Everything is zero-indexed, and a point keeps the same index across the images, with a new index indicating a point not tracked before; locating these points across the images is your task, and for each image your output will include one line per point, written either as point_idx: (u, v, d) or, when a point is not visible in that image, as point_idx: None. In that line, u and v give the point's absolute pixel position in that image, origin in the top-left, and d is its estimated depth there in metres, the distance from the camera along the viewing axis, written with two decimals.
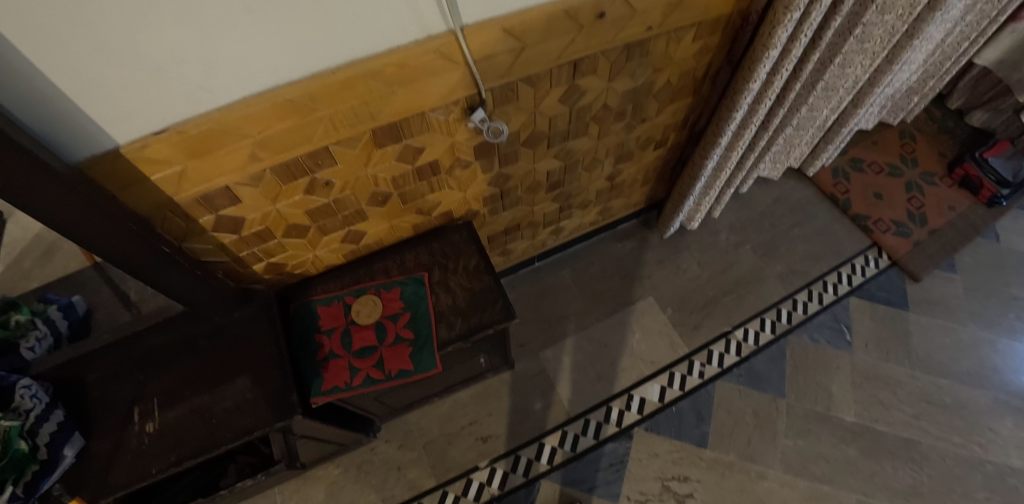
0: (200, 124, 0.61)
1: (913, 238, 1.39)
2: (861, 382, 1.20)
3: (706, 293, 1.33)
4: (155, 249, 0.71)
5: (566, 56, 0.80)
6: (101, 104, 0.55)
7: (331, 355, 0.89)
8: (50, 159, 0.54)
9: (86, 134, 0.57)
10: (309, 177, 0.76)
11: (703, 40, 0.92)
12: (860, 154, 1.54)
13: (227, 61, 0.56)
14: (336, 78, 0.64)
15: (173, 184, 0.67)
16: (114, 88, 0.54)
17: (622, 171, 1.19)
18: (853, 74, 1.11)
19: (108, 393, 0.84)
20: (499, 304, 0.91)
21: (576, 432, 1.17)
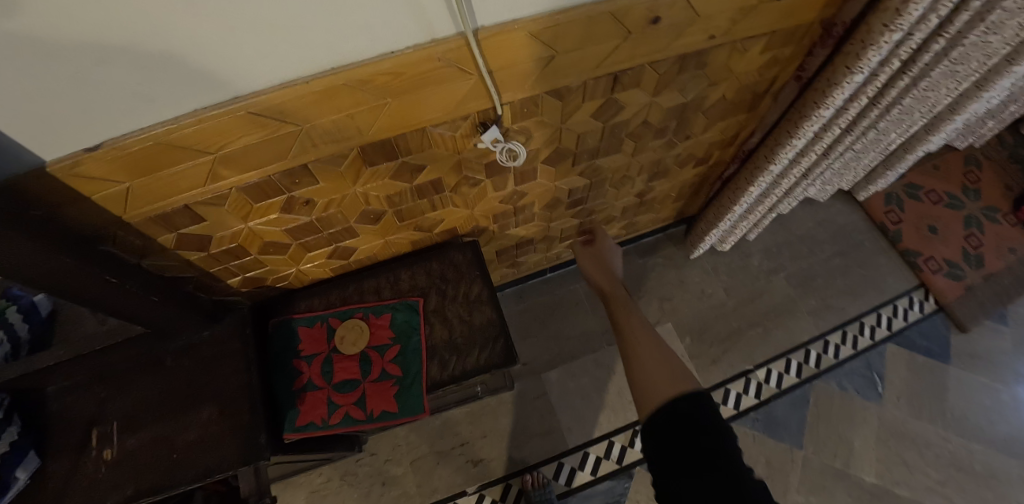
0: (145, 139, 0.49)
1: (965, 281, 1.25)
2: (888, 439, 1.10)
3: (730, 323, 1.22)
4: (103, 276, 0.59)
5: (606, 66, 0.65)
6: (11, 117, 0.42)
7: (308, 385, 0.80)
8: None
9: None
10: (285, 195, 0.64)
11: (773, 52, 0.76)
12: (918, 179, 1.38)
13: (170, 65, 0.43)
14: (314, 89, 0.50)
15: (119, 202, 0.56)
16: (25, 98, 0.41)
17: (654, 188, 1.04)
18: (937, 99, 0.94)
19: (67, 409, 0.76)
20: (500, 344, 0.81)
21: (573, 465, 1.10)
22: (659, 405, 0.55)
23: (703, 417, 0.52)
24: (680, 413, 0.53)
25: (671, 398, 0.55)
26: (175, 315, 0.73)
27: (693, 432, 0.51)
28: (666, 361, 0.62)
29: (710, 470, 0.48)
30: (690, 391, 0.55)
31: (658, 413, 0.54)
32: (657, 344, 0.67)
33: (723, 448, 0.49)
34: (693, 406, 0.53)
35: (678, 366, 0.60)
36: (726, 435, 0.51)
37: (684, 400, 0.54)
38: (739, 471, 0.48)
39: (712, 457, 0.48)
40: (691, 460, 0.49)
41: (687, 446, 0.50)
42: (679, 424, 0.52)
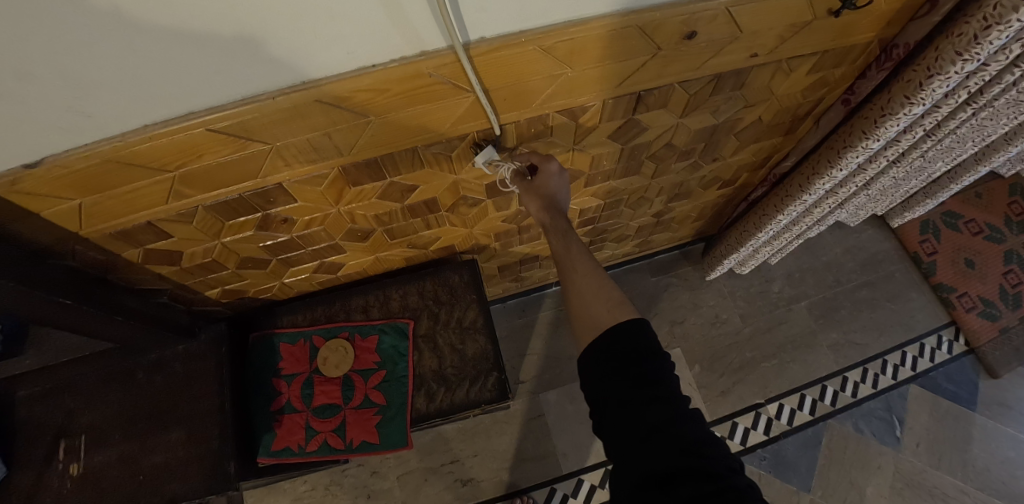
0: (91, 157, 0.42)
1: (1001, 323, 1.16)
2: (902, 488, 1.04)
3: (743, 353, 1.14)
4: (56, 300, 0.53)
5: (629, 85, 0.57)
6: None
7: (287, 407, 0.75)
8: None
9: None
10: (260, 214, 0.58)
11: (821, 73, 0.67)
12: (959, 207, 1.28)
13: (110, 77, 0.36)
14: (281, 106, 0.43)
15: (72, 219, 0.49)
16: None
17: (672, 208, 0.96)
18: (996, 128, 0.84)
19: (36, 416, 0.71)
20: (493, 378, 0.75)
21: (566, 492, 1.05)
22: (598, 338, 0.47)
23: (642, 343, 0.45)
24: (619, 339, 0.46)
25: (610, 330, 0.47)
26: (143, 332, 0.67)
27: (630, 359, 0.45)
28: (604, 296, 0.51)
29: (646, 399, 0.42)
30: (629, 321, 0.47)
31: (595, 343, 0.47)
32: (597, 274, 0.54)
33: (659, 374, 0.44)
34: (631, 333, 0.46)
35: (618, 298, 0.51)
36: (664, 360, 0.45)
37: (623, 329, 0.46)
38: (675, 397, 0.43)
39: (648, 384, 0.43)
40: (627, 388, 0.43)
41: (623, 373, 0.44)
42: (617, 352, 0.45)
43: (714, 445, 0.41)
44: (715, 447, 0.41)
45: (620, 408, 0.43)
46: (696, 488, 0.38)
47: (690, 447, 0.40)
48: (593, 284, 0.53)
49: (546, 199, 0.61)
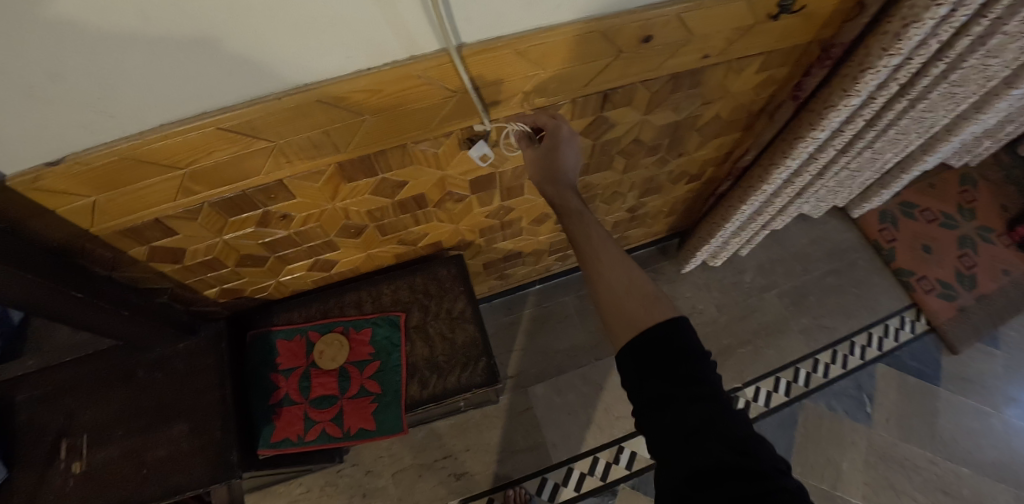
0: (109, 155, 0.47)
1: (958, 303, 1.24)
2: (876, 462, 1.09)
3: (720, 341, 1.20)
4: (65, 293, 0.56)
5: (596, 84, 0.63)
6: None
7: (285, 400, 0.78)
8: None
9: None
10: (260, 210, 0.62)
11: (769, 72, 0.74)
12: (914, 197, 1.37)
13: (132, 81, 0.41)
14: (284, 105, 0.48)
15: (85, 215, 0.53)
16: None
17: (645, 203, 1.03)
18: (934, 119, 0.92)
19: (38, 417, 0.73)
20: (483, 363, 0.79)
21: (556, 481, 1.08)
22: (639, 335, 0.46)
23: (683, 342, 0.45)
24: (659, 340, 0.45)
25: (651, 328, 0.46)
26: (146, 329, 0.70)
27: (672, 359, 0.44)
28: (638, 288, 0.51)
29: (692, 398, 0.42)
30: (667, 318, 0.47)
31: (634, 343, 0.46)
32: (622, 262, 0.54)
33: (703, 373, 0.43)
34: (673, 332, 0.45)
35: (650, 290, 0.50)
36: (706, 360, 0.45)
37: (663, 328, 0.46)
38: (719, 395, 0.43)
39: (693, 383, 0.43)
40: (672, 387, 0.43)
41: (665, 373, 0.44)
42: (659, 353, 0.45)
43: (759, 441, 0.42)
44: (759, 445, 0.42)
45: (665, 408, 0.42)
46: (744, 485, 0.38)
47: (737, 444, 0.41)
48: (623, 273, 0.53)
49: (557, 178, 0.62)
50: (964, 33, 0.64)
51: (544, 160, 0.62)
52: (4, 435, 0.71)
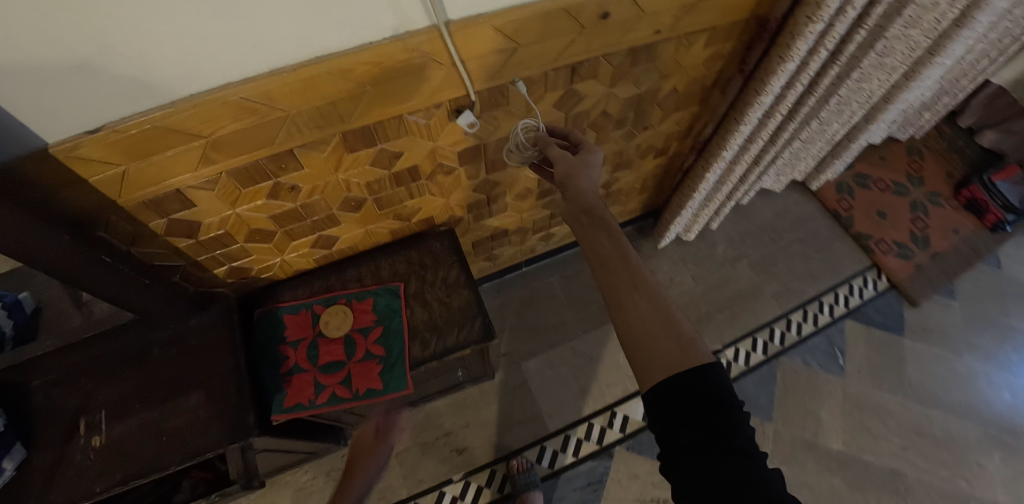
0: (142, 124, 0.53)
1: (914, 261, 1.34)
2: (852, 409, 1.17)
3: (699, 308, 1.28)
4: (94, 259, 0.62)
5: (564, 59, 0.72)
6: (27, 104, 0.47)
7: (295, 368, 0.83)
8: None
9: (11, 134, 0.50)
10: (272, 181, 0.69)
11: (716, 47, 0.84)
12: (867, 169, 1.49)
13: (169, 54, 0.48)
14: (299, 77, 0.56)
15: (115, 186, 0.60)
16: (36, 84, 0.46)
17: (618, 179, 1.12)
18: (869, 89, 1.04)
19: (56, 400, 0.76)
20: (479, 321, 0.86)
21: (554, 448, 1.13)
22: (677, 375, 0.49)
23: (713, 393, 0.48)
24: (690, 386, 0.48)
25: (678, 372, 0.49)
26: (164, 303, 0.76)
27: (699, 409, 0.48)
28: (674, 328, 0.53)
29: (722, 448, 0.45)
30: (701, 363, 0.50)
31: (666, 387, 0.49)
32: (653, 297, 0.56)
33: (733, 424, 0.47)
34: (700, 381, 0.49)
35: (682, 332, 0.53)
36: (733, 410, 0.47)
37: (696, 373, 0.49)
38: (748, 447, 0.46)
39: (723, 434, 0.46)
40: (705, 438, 0.46)
41: (692, 422, 0.47)
42: (688, 404, 0.48)
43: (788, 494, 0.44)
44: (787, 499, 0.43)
45: (697, 457, 0.45)
46: None
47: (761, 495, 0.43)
48: (658, 309, 0.55)
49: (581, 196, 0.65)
50: (875, 3, 0.76)
51: (570, 175, 0.66)
52: (24, 417, 0.74)
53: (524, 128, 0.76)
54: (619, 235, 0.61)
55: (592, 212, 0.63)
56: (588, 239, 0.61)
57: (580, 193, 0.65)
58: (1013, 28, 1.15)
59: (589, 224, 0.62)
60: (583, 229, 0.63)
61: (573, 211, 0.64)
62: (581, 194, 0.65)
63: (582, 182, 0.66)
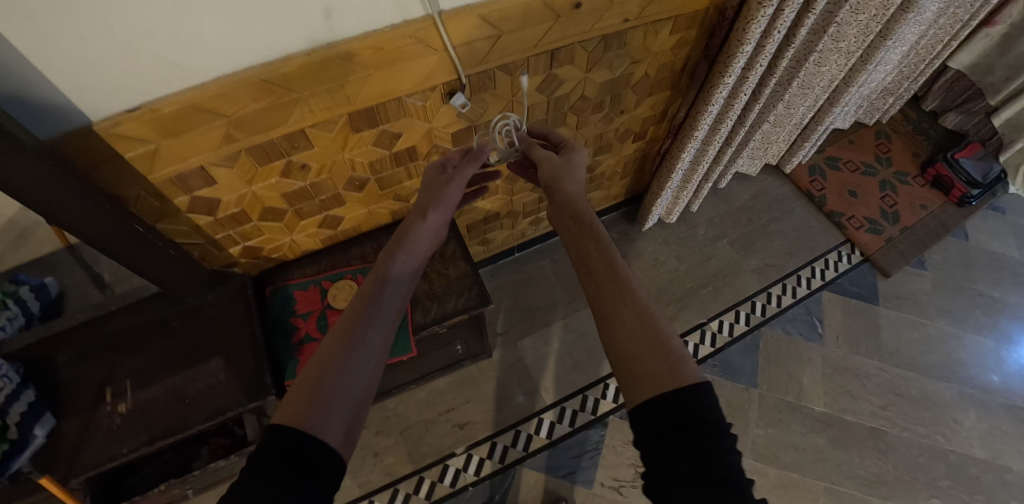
0: (175, 102, 0.61)
1: (885, 235, 1.43)
2: (832, 373, 1.23)
3: (683, 285, 1.35)
4: (128, 228, 0.69)
5: (543, 45, 0.80)
6: (78, 84, 0.55)
7: (305, 337, 0.89)
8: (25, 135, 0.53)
9: (61, 112, 0.57)
10: (285, 159, 0.77)
11: (681, 34, 0.93)
12: (837, 152, 1.59)
13: (202, 38, 0.56)
14: (312, 60, 0.64)
15: (146, 163, 0.66)
16: (88, 65, 0.53)
17: (600, 162, 1.21)
18: (829, 72, 1.13)
19: (81, 373, 0.80)
20: (476, 289, 0.93)
21: (551, 420, 1.19)
22: (661, 394, 0.43)
23: (703, 414, 0.42)
24: (677, 408, 0.42)
25: (665, 393, 0.43)
26: (186, 277, 0.83)
27: (687, 435, 0.41)
28: (662, 344, 0.47)
29: (711, 480, 0.39)
30: (690, 382, 0.44)
31: (649, 405, 0.43)
32: (643, 314, 0.50)
33: (723, 455, 0.41)
34: (689, 401, 0.42)
35: (672, 354, 0.46)
36: (725, 439, 0.41)
37: (684, 394, 0.43)
38: (740, 484, 0.40)
39: (711, 464, 0.40)
40: (688, 465, 0.40)
41: (680, 449, 0.41)
42: (672, 427, 0.42)
43: None
44: None
45: (683, 486, 0.39)
46: None
47: None
48: (646, 323, 0.49)
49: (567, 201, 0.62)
50: None
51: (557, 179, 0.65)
52: (51, 389, 0.78)
53: (501, 121, 0.81)
54: (609, 243, 0.56)
55: (579, 218, 0.59)
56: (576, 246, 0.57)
57: (566, 201, 0.62)
58: (960, 13, 1.23)
59: (576, 230, 0.59)
60: (568, 236, 0.59)
61: (562, 216, 0.61)
62: (567, 200, 0.62)
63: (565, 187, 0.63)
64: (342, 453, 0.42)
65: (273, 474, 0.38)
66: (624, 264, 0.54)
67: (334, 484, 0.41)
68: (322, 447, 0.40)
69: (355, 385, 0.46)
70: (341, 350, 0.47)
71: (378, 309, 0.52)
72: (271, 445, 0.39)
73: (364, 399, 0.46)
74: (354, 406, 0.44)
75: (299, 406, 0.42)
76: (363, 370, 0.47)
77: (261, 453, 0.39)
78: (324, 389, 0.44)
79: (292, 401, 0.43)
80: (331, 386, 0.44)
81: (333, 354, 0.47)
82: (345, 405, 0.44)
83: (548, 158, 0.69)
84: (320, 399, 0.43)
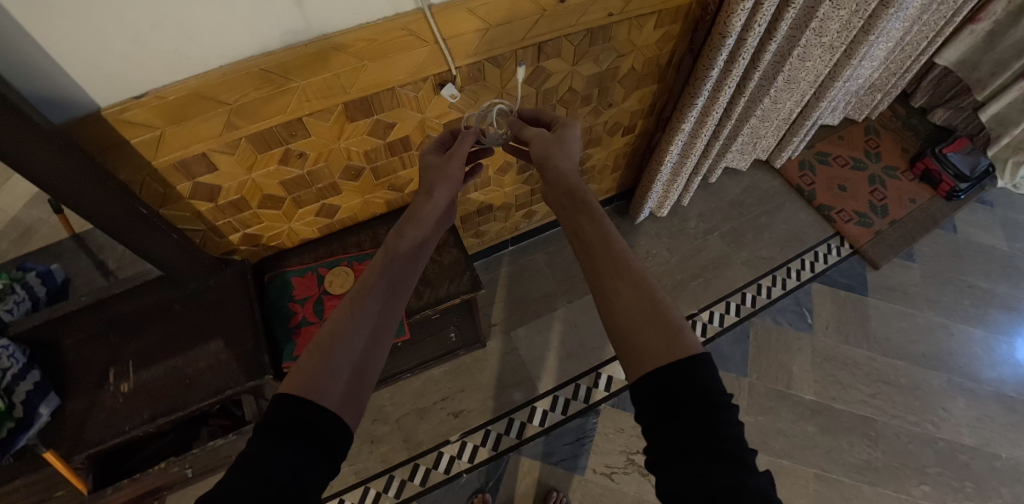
0: (178, 90, 0.63)
1: (874, 227, 1.45)
2: (821, 362, 1.25)
3: (675, 277, 1.38)
4: (132, 210, 0.72)
5: (530, 39, 0.83)
6: (87, 73, 0.57)
7: (303, 321, 0.92)
8: (38, 118, 0.56)
9: (71, 100, 0.59)
10: (283, 147, 0.80)
11: (665, 28, 0.96)
12: (826, 148, 1.62)
13: (206, 30, 0.59)
14: (309, 50, 0.66)
15: (151, 149, 0.68)
16: (98, 55, 0.56)
17: (590, 156, 1.25)
18: (813, 67, 1.16)
19: (84, 355, 0.82)
20: (467, 275, 0.97)
21: (544, 408, 1.22)
22: (659, 368, 0.42)
23: (703, 386, 0.40)
24: (674, 380, 0.41)
25: (663, 368, 0.42)
26: (187, 261, 0.86)
27: (686, 409, 0.40)
28: (661, 317, 0.46)
29: (714, 455, 0.37)
30: (689, 353, 0.42)
31: (646, 380, 0.42)
32: (642, 286, 0.49)
33: (725, 428, 0.39)
34: (687, 373, 0.41)
35: (671, 326, 0.45)
36: (728, 412, 0.39)
37: (682, 365, 0.41)
38: (744, 457, 0.38)
39: (714, 437, 0.38)
40: (688, 440, 0.38)
41: (680, 425, 0.39)
42: (670, 402, 0.41)
43: None
44: None
45: (684, 462, 0.38)
46: None
47: None
48: (644, 296, 0.48)
49: (561, 181, 0.61)
50: None
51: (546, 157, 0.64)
52: (56, 369, 0.80)
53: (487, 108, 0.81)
54: (602, 216, 0.56)
55: (574, 195, 0.59)
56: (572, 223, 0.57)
57: (560, 178, 0.61)
58: (942, 11, 1.26)
59: (571, 207, 0.58)
60: (564, 214, 0.59)
61: (556, 194, 0.61)
62: (561, 179, 0.61)
63: (558, 164, 0.63)
64: (345, 418, 0.43)
65: (279, 441, 0.39)
66: (619, 239, 0.53)
67: (341, 453, 0.43)
68: (325, 414, 0.42)
69: (358, 354, 0.48)
70: (347, 321, 0.49)
71: (382, 283, 0.54)
72: (279, 407, 0.41)
73: (368, 366, 0.48)
74: (356, 370, 0.46)
75: (304, 374, 0.44)
76: (365, 340, 0.49)
77: (268, 417, 0.41)
78: (331, 357, 0.46)
79: (299, 369, 0.45)
80: (337, 353, 0.47)
81: (330, 334, 0.48)
82: (350, 371, 0.46)
83: (541, 134, 0.69)
84: (327, 366, 0.45)
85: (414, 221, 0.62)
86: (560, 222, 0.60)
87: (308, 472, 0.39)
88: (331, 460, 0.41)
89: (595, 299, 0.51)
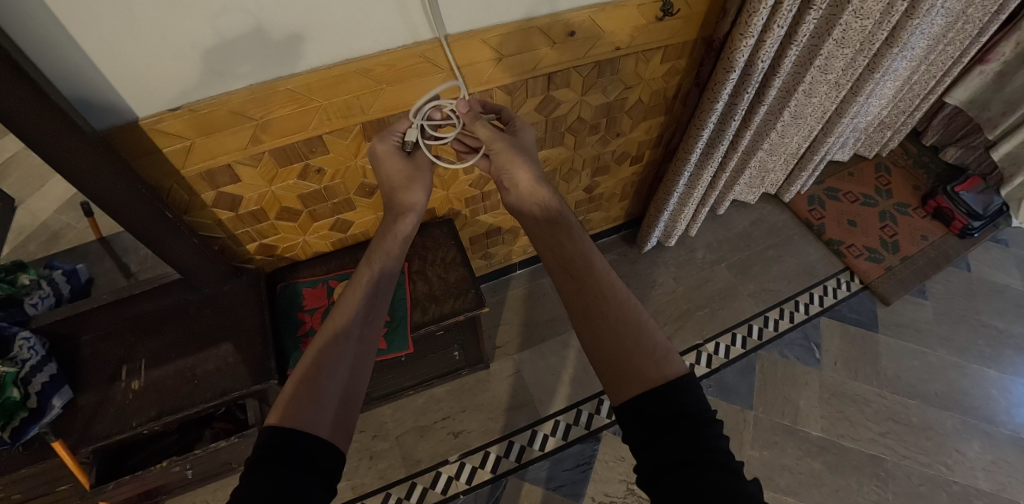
0: (211, 105, 0.68)
1: (885, 263, 1.44)
2: (829, 398, 1.22)
3: (680, 306, 1.38)
4: (158, 213, 0.75)
5: (540, 70, 0.87)
6: (129, 84, 0.61)
7: (310, 330, 0.96)
8: (83, 124, 0.60)
9: (113, 109, 0.64)
10: (303, 163, 0.85)
11: (670, 63, 1.00)
12: (836, 184, 1.63)
13: (239, 50, 0.64)
14: (332, 73, 0.71)
15: (181, 157, 0.73)
16: (142, 69, 0.60)
17: (599, 184, 1.29)
18: (819, 104, 1.19)
19: (99, 351, 0.85)
20: (472, 293, 1.00)
21: (546, 431, 1.21)
22: (648, 391, 0.45)
23: (688, 405, 0.44)
24: (662, 400, 0.44)
25: (654, 390, 0.45)
26: (206, 267, 0.89)
27: (677, 425, 0.43)
28: (645, 339, 0.49)
29: (706, 466, 0.40)
30: (676, 375, 0.46)
31: (636, 403, 0.45)
32: (623, 308, 0.52)
33: (714, 441, 0.42)
34: (675, 392, 0.44)
35: (655, 349, 0.48)
36: (714, 426, 0.43)
37: (670, 387, 0.44)
38: (733, 466, 0.41)
39: (703, 449, 0.41)
40: (685, 453, 0.41)
41: (673, 440, 0.42)
42: (659, 421, 0.44)
43: None
44: None
45: (679, 475, 0.40)
46: None
47: None
48: (629, 318, 0.51)
49: (541, 203, 0.65)
50: (799, 23, 0.88)
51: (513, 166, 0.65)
52: (71, 366, 0.84)
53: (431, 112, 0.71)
54: (580, 238, 0.60)
55: (552, 215, 0.63)
56: (550, 242, 0.60)
57: (531, 191, 0.65)
58: (951, 51, 1.29)
59: (549, 228, 0.62)
60: (544, 233, 0.62)
61: (527, 212, 0.66)
62: (536, 192, 0.65)
63: (522, 176, 0.65)
64: (337, 441, 0.47)
65: (274, 467, 0.42)
66: (599, 258, 0.57)
67: (336, 474, 0.46)
68: (317, 442, 0.45)
69: (343, 381, 0.51)
70: (326, 352, 0.53)
71: (360, 308, 0.58)
72: (270, 439, 0.44)
73: (354, 392, 0.51)
74: (341, 397, 0.50)
75: (289, 406, 0.47)
76: (349, 366, 0.53)
77: (257, 451, 0.43)
78: (318, 387, 0.49)
79: (281, 402, 0.47)
80: (322, 384, 0.50)
81: (313, 365, 0.51)
82: (338, 400, 0.49)
83: (497, 136, 0.68)
84: (316, 396, 0.48)
85: (399, 239, 0.66)
86: (535, 238, 0.63)
87: (309, 493, 0.42)
88: (330, 476, 0.45)
89: (577, 321, 0.53)
